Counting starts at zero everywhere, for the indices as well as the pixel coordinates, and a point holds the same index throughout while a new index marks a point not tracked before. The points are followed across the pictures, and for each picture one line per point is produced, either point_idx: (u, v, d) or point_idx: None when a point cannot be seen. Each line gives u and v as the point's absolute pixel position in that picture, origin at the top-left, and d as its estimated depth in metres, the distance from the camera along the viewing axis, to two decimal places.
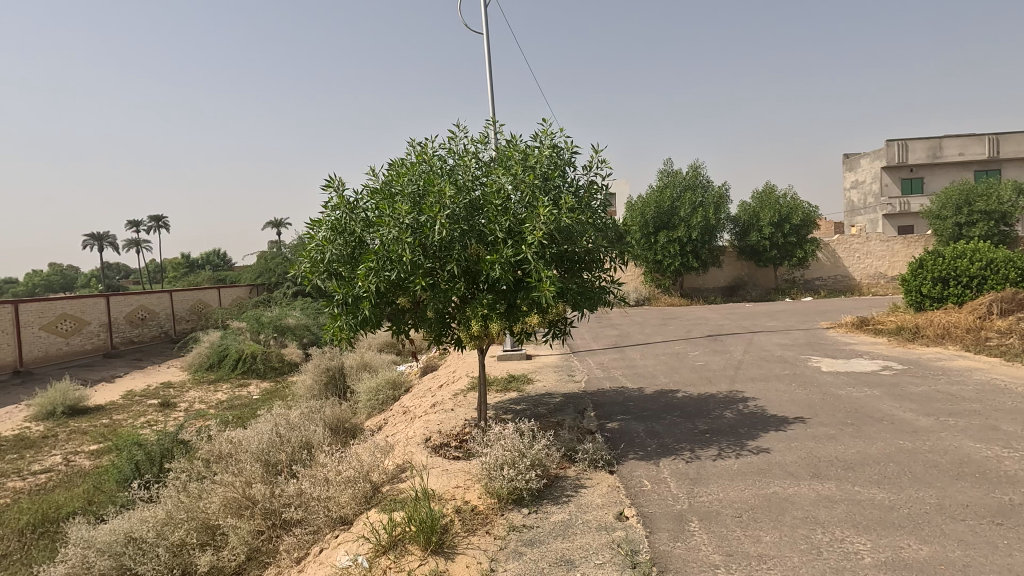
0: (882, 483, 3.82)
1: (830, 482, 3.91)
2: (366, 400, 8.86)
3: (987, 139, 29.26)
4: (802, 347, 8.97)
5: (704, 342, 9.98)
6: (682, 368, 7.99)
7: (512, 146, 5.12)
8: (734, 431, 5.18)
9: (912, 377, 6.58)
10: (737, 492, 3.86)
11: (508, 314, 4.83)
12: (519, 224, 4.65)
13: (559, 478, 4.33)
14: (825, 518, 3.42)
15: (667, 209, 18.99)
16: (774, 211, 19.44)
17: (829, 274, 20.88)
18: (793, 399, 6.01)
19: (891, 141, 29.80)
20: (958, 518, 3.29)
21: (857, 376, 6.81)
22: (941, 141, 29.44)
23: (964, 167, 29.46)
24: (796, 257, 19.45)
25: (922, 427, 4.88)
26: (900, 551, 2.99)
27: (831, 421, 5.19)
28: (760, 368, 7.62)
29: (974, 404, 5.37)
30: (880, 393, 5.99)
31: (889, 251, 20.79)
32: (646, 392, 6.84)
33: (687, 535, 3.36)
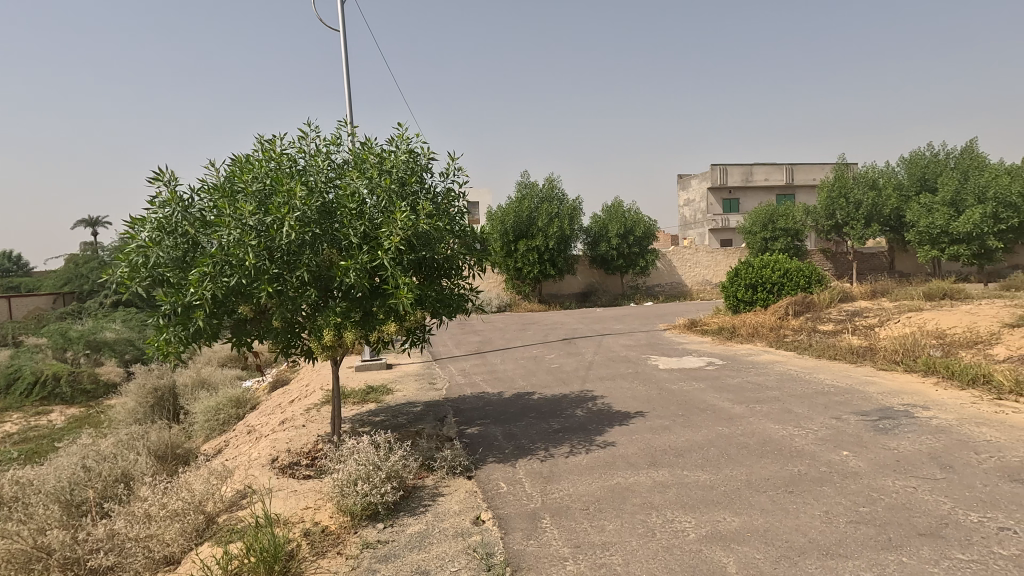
0: (704, 465, 4.34)
1: (663, 468, 4.34)
2: (202, 422, 7.94)
3: (786, 169, 34.58)
4: (643, 347, 9.90)
5: (560, 345, 10.56)
6: (539, 370, 8.35)
7: (368, 148, 4.94)
8: (585, 428, 5.52)
9: (729, 371, 7.59)
10: (585, 486, 4.11)
11: (363, 322, 4.64)
12: (375, 229, 4.50)
13: (416, 489, 4.25)
14: (659, 501, 3.78)
15: (526, 219, 19.70)
16: (621, 223, 21.14)
17: (666, 281, 23.32)
18: (635, 395, 6.59)
19: (715, 165, 34.23)
20: (761, 490, 3.84)
21: (687, 372, 7.67)
22: (752, 167, 34.48)
23: (769, 190, 34.83)
24: (640, 266, 21.41)
25: (736, 413, 5.64)
26: (718, 524, 3.41)
27: (665, 413, 5.77)
28: (608, 368, 8.24)
29: (775, 391, 6.36)
30: (704, 386, 6.82)
31: (713, 261, 23.86)
32: (505, 396, 7.03)
33: (539, 532, 3.49)
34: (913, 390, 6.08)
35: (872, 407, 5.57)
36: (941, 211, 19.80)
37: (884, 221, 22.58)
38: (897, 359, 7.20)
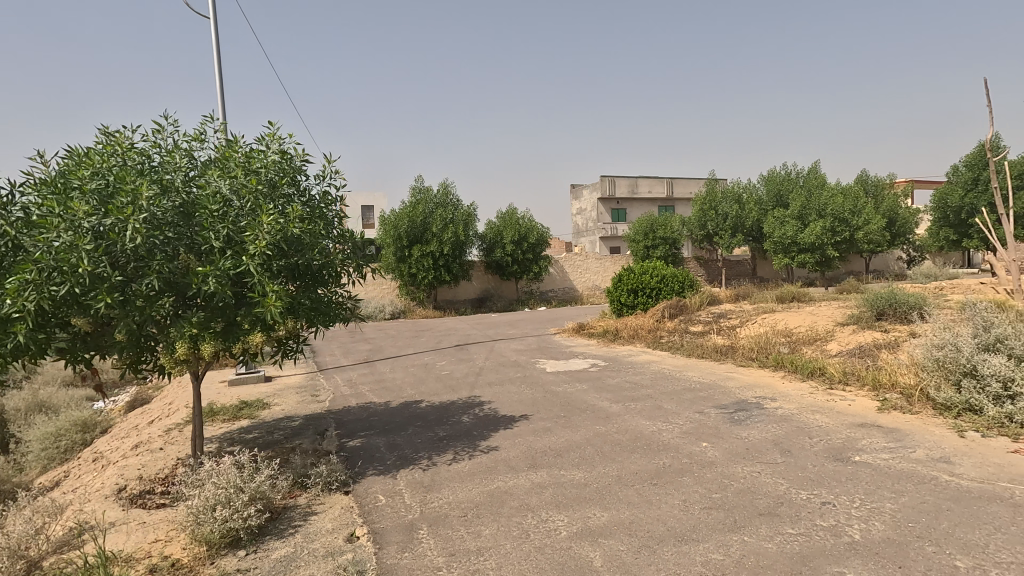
0: (580, 464, 4.52)
1: (542, 469, 4.46)
2: (38, 451, 6.90)
3: (666, 182, 37.25)
4: (533, 351, 10.15)
5: (451, 352, 10.52)
6: (429, 378, 8.25)
7: (234, 146, 4.59)
8: (470, 434, 5.53)
9: (610, 372, 8.00)
10: (465, 492, 4.11)
11: (226, 333, 4.29)
12: (239, 233, 4.18)
13: (287, 509, 4.00)
14: (535, 502, 3.87)
15: (420, 225, 19.45)
16: (515, 230, 21.58)
17: (559, 286, 24.19)
18: (521, 399, 6.73)
19: (603, 177, 36.12)
20: (629, 484, 4.07)
21: (572, 374, 7.97)
22: (637, 180, 36.84)
23: (652, 202, 37.41)
24: (533, 272, 22.00)
25: (612, 412, 5.95)
26: (588, 520, 3.56)
27: (548, 415, 5.95)
28: (497, 373, 8.34)
29: (649, 389, 6.79)
30: (586, 387, 7.12)
31: (602, 267, 25.16)
32: (391, 405, 6.85)
33: (415, 543, 3.43)
34: (764, 383, 6.80)
35: (729, 400, 6.14)
36: (791, 224, 22.46)
37: (748, 232, 25.03)
38: (753, 356, 8.01)
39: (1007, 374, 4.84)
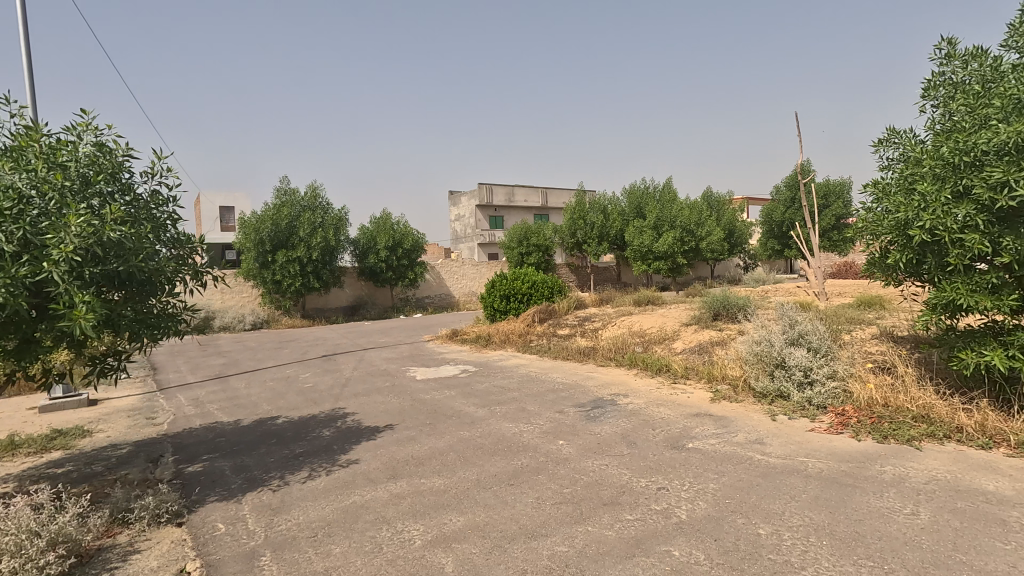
0: (441, 471, 4.51)
1: (402, 479, 4.39)
2: None
3: (541, 192, 39.00)
4: (404, 359, 9.96)
5: (317, 363, 9.98)
6: (289, 392, 7.74)
7: (35, 134, 3.95)
8: (328, 449, 5.27)
9: (479, 377, 8.11)
10: (318, 511, 3.91)
11: (22, 351, 3.66)
12: (39, 236, 3.58)
13: (102, 551, 3.50)
14: (392, 514, 3.79)
15: (285, 229, 18.24)
16: (389, 236, 21.09)
17: (435, 293, 24.09)
18: (387, 409, 6.57)
19: (481, 184, 36.69)
20: (487, 486, 4.14)
21: (441, 381, 7.95)
22: (513, 189, 37.94)
23: (527, 210, 38.75)
24: (409, 278, 21.66)
25: (478, 416, 6.03)
26: (443, 527, 3.56)
27: (413, 424, 5.87)
28: (364, 383, 8.07)
29: (514, 393, 6.99)
30: (455, 393, 7.15)
31: (478, 274, 25.58)
32: (243, 423, 6.32)
33: (256, 571, 3.19)
34: (619, 381, 7.32)
35: (587, 399, 6.52)
36: (648, 234, 24.62)
37: (612, 240, 27.12)
38: (611, 356, 8.60)
39: (807, 364, 5.69)
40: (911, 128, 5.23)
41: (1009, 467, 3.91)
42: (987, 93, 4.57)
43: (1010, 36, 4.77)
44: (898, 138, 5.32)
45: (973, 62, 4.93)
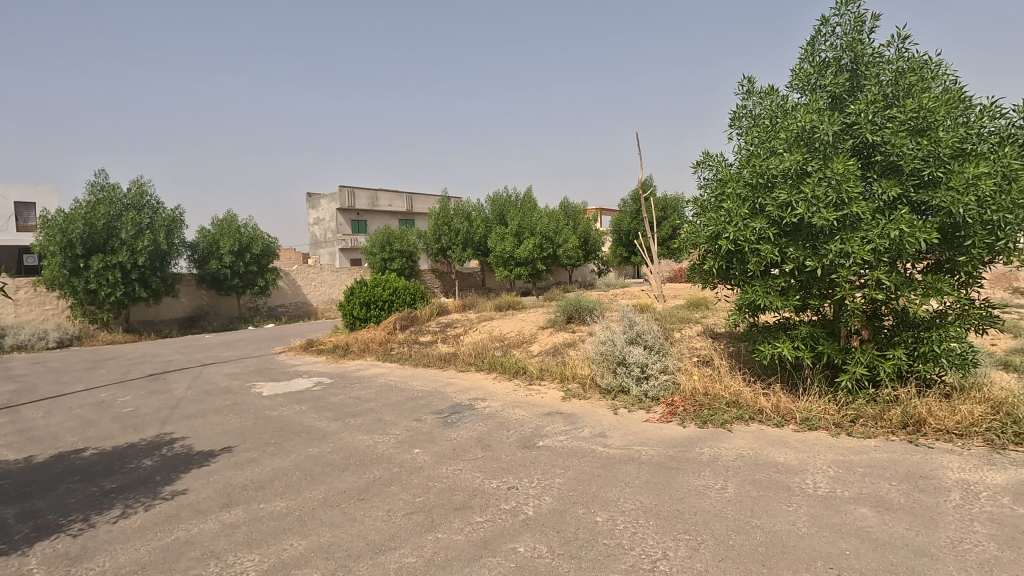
0: (284, 492, 4.20)
1: (237, 507, 4.01)
2: None
3: (406, 197, 38.51)
4: (249, 374, 9.15)
5: (142, 383, 8.77)
6: (102, 419, 6.69)
7: None
8: (149, 481, 4.64)
9: (334, 389, 7.72)
10: (130, 554, 3.42)
11: None
12: None
13: None
14: (223, 547, 3.44)
15: (103, 230, 15.79)
16: (235, 239, 19.28)
17: (290, 301, 22.57)
18: (225, 430, 5.97)
19: (342, 186, 35.16)
20: (334, 504, 3.94)
21: (291, 396, 7.41)
22: (377, 193, 36.94)
23: (392, 215, 37.96)
24: (259, 286, 20.01)
25: (329, 431, 5.73)
26: (282, 553, 3.31)
27: (255, 444, 5.40)
28: (200, 403, 7.24)
29: (371, 403, 6.76)
30: (305, 408, 6.72)
31: (339, 280, 24.59)
32: (36, 460, 5.32)
33: None
34: (478, 385, 7.43)
35: (446, 405, 6.52)
36: (510, 240, 25.57)
37: (476, 246, 27.70)
38: (472, 360, 8.71)
39: (643, 360, 6.26)
40: (721, 154, 6.05)
41: (795, 440, 4.65)
42: (776, 126, 5.43)
43: (792, 81, 5.72)
44: (712, 160, 6.10)
45: (766, 100, 5.83)
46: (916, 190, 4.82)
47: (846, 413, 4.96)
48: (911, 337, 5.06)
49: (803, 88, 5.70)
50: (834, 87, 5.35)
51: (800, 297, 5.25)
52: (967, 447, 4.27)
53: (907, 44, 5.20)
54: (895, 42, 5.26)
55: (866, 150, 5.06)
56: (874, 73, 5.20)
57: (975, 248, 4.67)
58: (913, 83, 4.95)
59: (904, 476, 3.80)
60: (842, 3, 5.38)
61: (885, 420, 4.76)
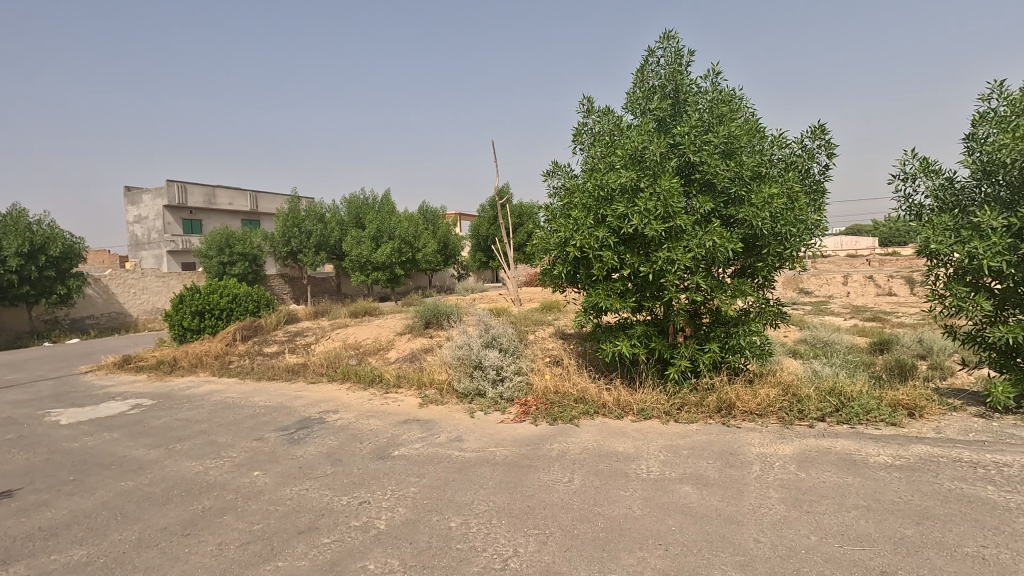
0: (84, 538, 3.55)
1: (18, 563, 3.30)
2: None
3: (249, 195, 35.40)
4: (42, 400, 7.64)
5: None
6: None
7: None
8: None
9: (156, 411, 6.76)
10: None
11: None
12: None
13: None
14: None
15: None
16: (24, 239, 15.92)
17: (101, 311, 19.41)
18: (4, 470, 4.90)
19: (170, 181, 31.20)
20: (152, 545, 3.43)
21: (99, 422, 6.33)
22: (214, 189, 33.41)
23: (232, 215, 34.59)
24: (58, 294, 16.89)
25: (148, 459, 4.99)
26: None
27: (46, 484, 4.51)
28: None
29: (202, 425, 6.03)
30: (117, 435, 5.78)
31: (166, 286, 21.86)
32: None
33: None
34: (329, 397, 7.01)
35: (292, 420, 6.05)
36: (366, 244, 24.82)
37: (329, 249, 26.32)
38: (323, 371, 8.20)
39: (498, 363, 6.42)
40: (567, 166, 6.44)
41: (633, 430, 5.09)
42: (613, 143, 5.92)
43: (626, 102, 6.29)
44: (560, 171, 6.48)
45: (605, 118, 6.33)
46: (725, 206, 5.58)
47: (674, 402, 5.56)
48: (724, 333, 5.84)
49: (635, 110, 6.30)
50: (660, 111, 5.98)
51: (636, 299, 5.79)
52: (766, 424, 5.03)
53: (717, 78, 6.01)
54: (708, 76, 6.05)
55: (686, 169, 5.74)
56: (692, 102, 5.93)
57: (769, 255, 5.54)
58: (722, 113, 5.73)
59: (718, 454, 4.36)
60: (666, 37, 6.05)
61: (704, 406, 5.43)
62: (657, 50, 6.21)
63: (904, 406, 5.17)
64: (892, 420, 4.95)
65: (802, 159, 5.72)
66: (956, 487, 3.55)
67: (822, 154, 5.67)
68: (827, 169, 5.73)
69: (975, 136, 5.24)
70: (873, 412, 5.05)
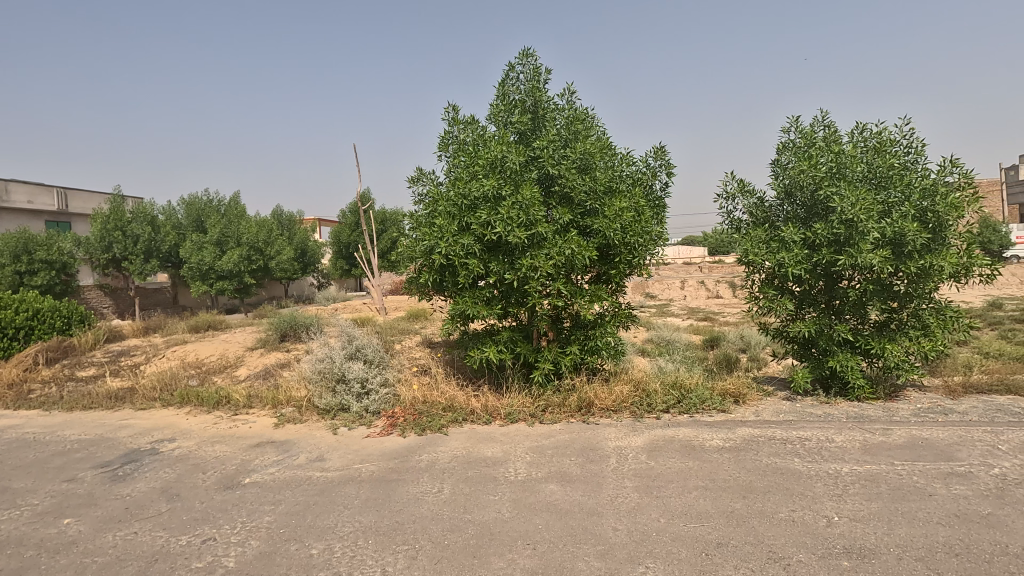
0: None
1: None
2: None
3: (55, 192, 30.22)
4: None
5: None
6: None
7: None
8: None
9: None
10: None
11: None
12: None
13: None
14: None
15: None
16: None
17: None
18: None
19: None
20: None
21: None
22: (7, 184, 27.95)
23: (33, 215, 29.21)
24: None
25: None
26: None
27: None
28: None
29: None
30: None
31: None
32: None
33: None
34: (164, 424, 6.16)
35: (115, 454, 5.21)
36: (209, 250, 22.45)
37: (162, 256, 23.35)
38: (155, 396, 7.15)
39: (363, 375, 6.15)
40: (432, 173, 6.40)
41: (501, 434, 5.18)
42: (477, 153, 6.02)
43: (488, 113, 6.44)
44: (425, 178, 6.43)
45: (469, 128, 6.42)
46: (582, 217, 5.95)
47: (539, 404, 5.77)
48: (583, 335, 6.21)
49: (498, 122, 6.48)
50: (521, 125, 6.23)
51: (501, 306, 5.92)
52: (620, 419, 5.43)
53: (572, 97, 6.41)
54: (564, 94, 6.43)
55: (546, 181, 6.02)
56: (550, 118, 6.26)
57: (620, 263, 6.03)
58: (577, 130, 6.12)
59: (580, 451, 4.61)
60: (524, 54, 6.32)
61: (567, 406, 5.71)
62: (517, 66, 6.46)
63: (731, 394, 5.91)
64: (722, 407, 5.64)
65: (646, 176, 6.31)
66: (772, 462, 4.14)
67: (662, 172, 6.31)
68: (667, 187, 6.39)
69: (779, 162, 6.20)
70: (707, 401, 5.72)
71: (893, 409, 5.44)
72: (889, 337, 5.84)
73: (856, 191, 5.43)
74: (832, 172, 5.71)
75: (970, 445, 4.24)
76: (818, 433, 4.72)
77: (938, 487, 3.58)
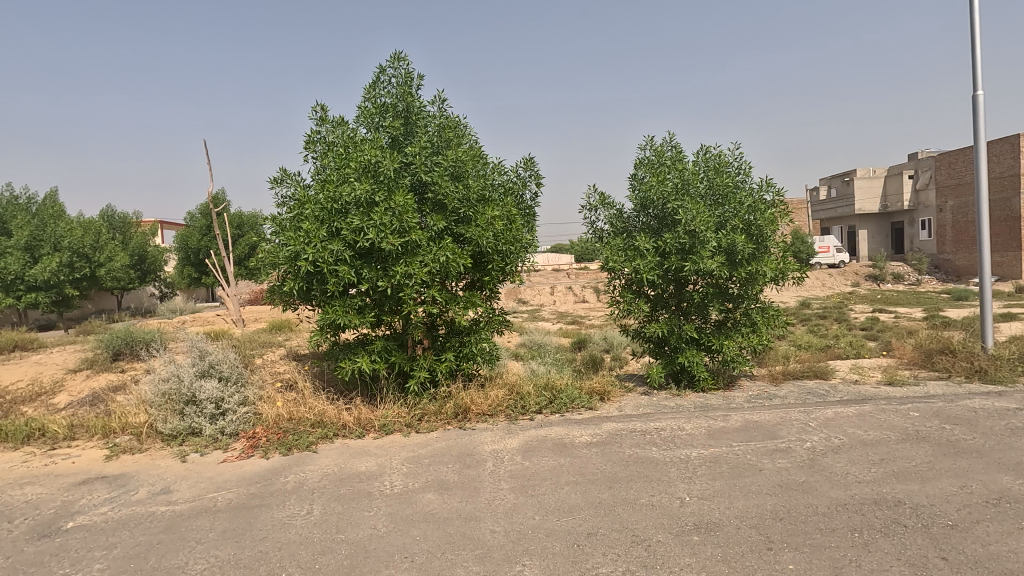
0: None
1: None
2: None
3: None
4: None
5: None
6: None
7: None
8: None
9: None
10: None
11: None
12: None
13: None
14: None
15: None
16: None
17: None
18: None
19: None
20: None
21: None
22: None
23: None
24: None
25: None
26: None
27: None
28: None
29: None
30: None
31: None
32: None
33: None
34: None
35: None
36: (13, 256, 19.01)
37: None
38: None
39: (217, 395, 5.58)
40: (297, 174, 6.02)
41: (375, 447, 5.01)
42: (346, 156, 5.78)
43: (358, 115, 6.23)
44: (289, 180, 6.03)
45: (338, 129, 6.16)
46: (456, 224, 5.98)
47: (414, 413, 5.67)
48: (457, 342, 6.23)
49: (368, 125, 6.29)
50: (392, 130, 6.11)
51: (374, 314, 5.74)
52: (496, 423, 5.54)
53: (444, 105, 6.42)
54: (436, 101, 6.43)
55: (419, 187, 5.97)
56: (422, 123, 6.22)
57: (493, 270, 6.15)
58: (450, 138, 6.15)
59: (456, 457, 4.61)
60: (395, 58, 6.23)
61: (443, 413, 5.69)
62: (388, 70, 6.34)
63: (597, 393, 6.31)
64: (589, 405, 6.01)
65: (517, 186, 6.53)
66: (634, 452, 4.50)
67: (532, 183, 6.57)
68: (536, 197, 6.67)
69: (636, 177, 6.77)
70: (576, 400, 6.06)
71: (730, 398, 6.20)
72: (726, 334, 6.64)
73: (699, 206, 6.13)
74: (679, 188, 6.37)
75: (789, 424, 4.97)
76: (672, 422, 5.23)
77: (765, 462, 4.15)
